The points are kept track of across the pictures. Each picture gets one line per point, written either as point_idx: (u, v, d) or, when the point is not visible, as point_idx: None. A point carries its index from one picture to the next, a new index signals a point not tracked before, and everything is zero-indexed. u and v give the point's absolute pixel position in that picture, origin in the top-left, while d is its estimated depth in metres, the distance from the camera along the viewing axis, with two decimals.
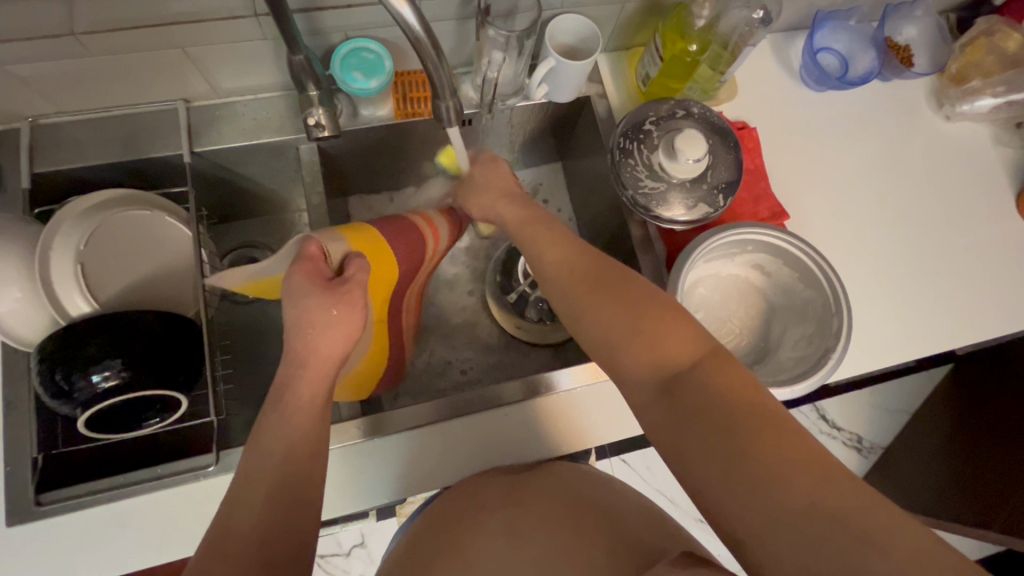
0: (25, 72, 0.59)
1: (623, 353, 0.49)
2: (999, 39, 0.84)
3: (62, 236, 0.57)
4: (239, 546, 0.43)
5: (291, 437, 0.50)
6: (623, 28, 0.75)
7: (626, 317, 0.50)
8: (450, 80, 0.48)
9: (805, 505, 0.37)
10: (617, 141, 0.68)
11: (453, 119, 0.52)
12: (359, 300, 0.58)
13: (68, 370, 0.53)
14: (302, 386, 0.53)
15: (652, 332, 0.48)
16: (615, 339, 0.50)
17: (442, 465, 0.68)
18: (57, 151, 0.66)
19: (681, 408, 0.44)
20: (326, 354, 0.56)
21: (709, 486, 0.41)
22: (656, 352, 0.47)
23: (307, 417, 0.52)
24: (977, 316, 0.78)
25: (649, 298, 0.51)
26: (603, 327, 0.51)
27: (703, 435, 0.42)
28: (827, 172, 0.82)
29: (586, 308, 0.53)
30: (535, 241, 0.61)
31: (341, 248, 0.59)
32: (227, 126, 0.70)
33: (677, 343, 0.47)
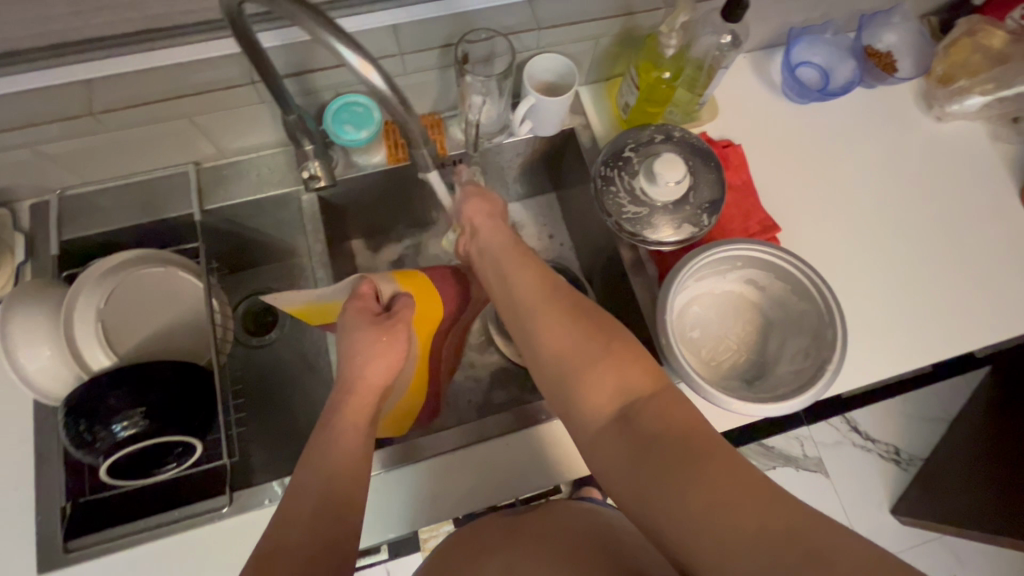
0: (53, 150, 0.66)
1: (582, 382, 0.53)
2: (983, 38, 0.82)
3: (85, 297, 0.61)
4: (283, 559, 0.45)
5: (336, 463, 0.52)
6: (599, 61, 0.78)
7: (589, 349, 0.54)
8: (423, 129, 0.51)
9: (748, 522, 0.41)
10: (598, 170, 0.70)
11: (430, 163, 0.55)
12: (403, 334, 0.63)
13: (90, 422, 0.57)
14: (344, 415, 0.57)
15: (605, 370, 0.52)
16: (577, 367, 0.54)
17: (448, 497, 0.69)
18: (81, 218, 0.71)
19: (637, 440, 0.48)
20: (366, 384, 0.60)
21: (665, 507, 0.44)
22: (616, 381, 0.52)
23: (351, 443, 0.55)
24: (991, 317, 0.76)
25: (603, 336, 0.55)
26: (563, 367, 0.55)
27: (655, 463, 0.46)
28: (819, 182, 0.82)
29: (547, 349, 0.56)
30: (506, 274, 0.64)
31: (390, 287, 0.67)
32: (234, 183, 0.76)
33: (629, 381, 0.51)
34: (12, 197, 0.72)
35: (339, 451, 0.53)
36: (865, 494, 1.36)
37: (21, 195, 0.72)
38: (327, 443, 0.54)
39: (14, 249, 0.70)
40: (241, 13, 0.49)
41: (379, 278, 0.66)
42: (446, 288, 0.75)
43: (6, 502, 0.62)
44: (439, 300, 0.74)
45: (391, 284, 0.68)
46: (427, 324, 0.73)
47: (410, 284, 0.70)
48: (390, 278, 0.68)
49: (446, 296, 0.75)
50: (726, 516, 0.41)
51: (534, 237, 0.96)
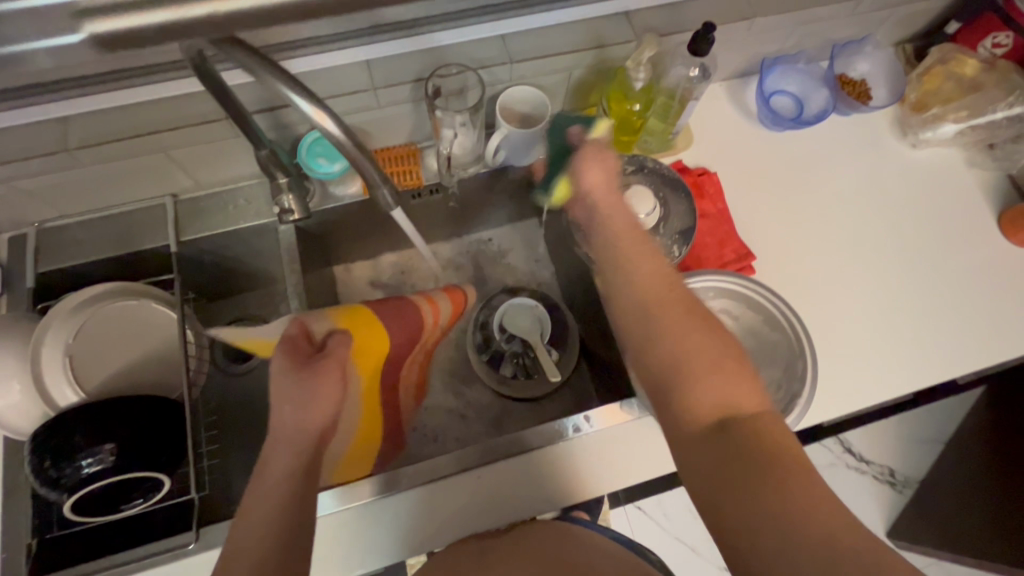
0: (29, 185, 0.66)
1: (689, 383, 0.47)
2: (955, 66, 0.83)
3: (54, 331, 0.62)
4: None
5: (265, 529, 0.46)
6: (574, 91, 0.79)
7: (701, 349, 0.48)
8: (382, 171, 0.52)
9: (831, 552, 0.37)
10: (569, 201, 0.71)
11: (392, 202, 0.57)
12: (337, 373, 0.57)
13: (57, 457, 0.57)
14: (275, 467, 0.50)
15: (721, 371, 0.47)
16: (687, 366, 0.47)
17: (420, 532, 0.68)
18: (59, 250, 0.72)
19: (741, 450, 0.43)
20: (297, 435, 0.52)
21: (754, 541, 0.39)
22: (726, 393, 0.46)
23: (283, 503, 0.48)
24: (970, 345, 0.76)
25: (718, 336, 0.49)
26: (669, 355, 0.48)
27: (752, 476, 0.41)
28: (795, 208, 0.83)
29: (650, 334, 0.50)
30: (624, 258, 0.57)
31: (325, 326, 0.64)
32: (212, 214, 0.76)
33: (739, 390, 0.46)
34: None
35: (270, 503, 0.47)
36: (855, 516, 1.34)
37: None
38: (256, 505, 0.47)
39: None
40: (204, 60, 0.49)
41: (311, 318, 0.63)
42: (392, 319, 0.73)
43: None
44: (387, 336, 0.71)
45: (326, 322, 0.65)
46: (371, 359, 0.70)
47: (352, 322, 0.68)
48: (326, 317, 0.65)
49: (395, 331, 0.72)
50: (810, 543, 0.38)
51: (515, 262, 0.96)
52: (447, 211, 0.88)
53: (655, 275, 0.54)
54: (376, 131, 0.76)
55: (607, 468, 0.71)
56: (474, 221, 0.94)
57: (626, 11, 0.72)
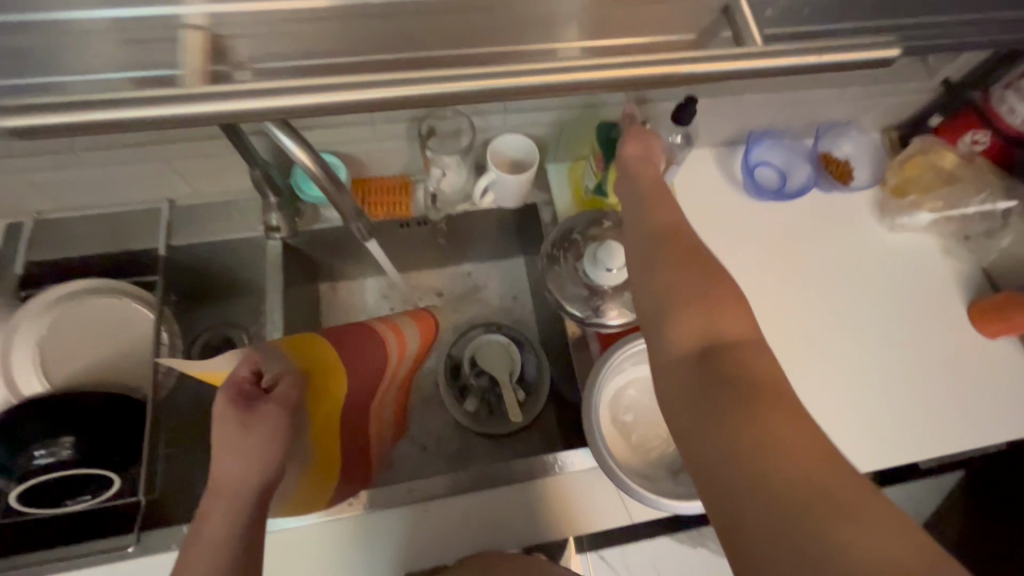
0: (33, 180, 0.69)
1: (677, 310, 0.46)
2: (936, 157, 0.86)
3: (26, 324, 0.64)
4: None
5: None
6: (564, 143, 0.83)
7: (690, 279, 0.47)
8: (355, 205, 0.57)
9: (787, 460, 0.36)
10: (546, 249, 0.73)
11: (365, 235, 0.62)
12: (279, 418, 0.55)
13: (11, 447, 0.58)
14: (215, 512, 0.48)
15: (722, 305, 0.45)
16: (678, 296, 0.47)
17: (367, 559, 0.68)
18: (53, 241, 0.74)
19: (725, 376, 0.41)
20: (239, 484, 0.50)
21: (716, 448, 0.39)
22: (713, 319, 0.45)
23: (231, 547, 0.46)
24: (923, 432, 0.77)
25: (717, 274, 0.48)
26: (667, 285, 0.48)
27: (733, 397, 0.40)
28: (769, 277, 0.85)
29: (650, 267, 0.49)
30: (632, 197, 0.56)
31: (276, 367, 0.60)
32: (203, 222, 0.79)
33: (733, 320, 0.45)
34: None
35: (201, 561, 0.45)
36: None
37: None
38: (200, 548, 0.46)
39: None
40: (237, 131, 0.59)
41: (262, 357, 0.59)
42: (359, 354, 0.69)
43: None
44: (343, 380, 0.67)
45: (277, 363, 0.61)
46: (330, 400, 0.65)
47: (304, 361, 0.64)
48: (279, 357, 0.62)
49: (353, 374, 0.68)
50: (772, 451, 0.37)
51: (497, 298, 0.98)
52: (433, 244, 0.92)
53: (665, 212, 0.53)
54: (372, 160, 0.79)
55: (557, 516, 0.71)
56: (461, 254, 0.96)
57: None
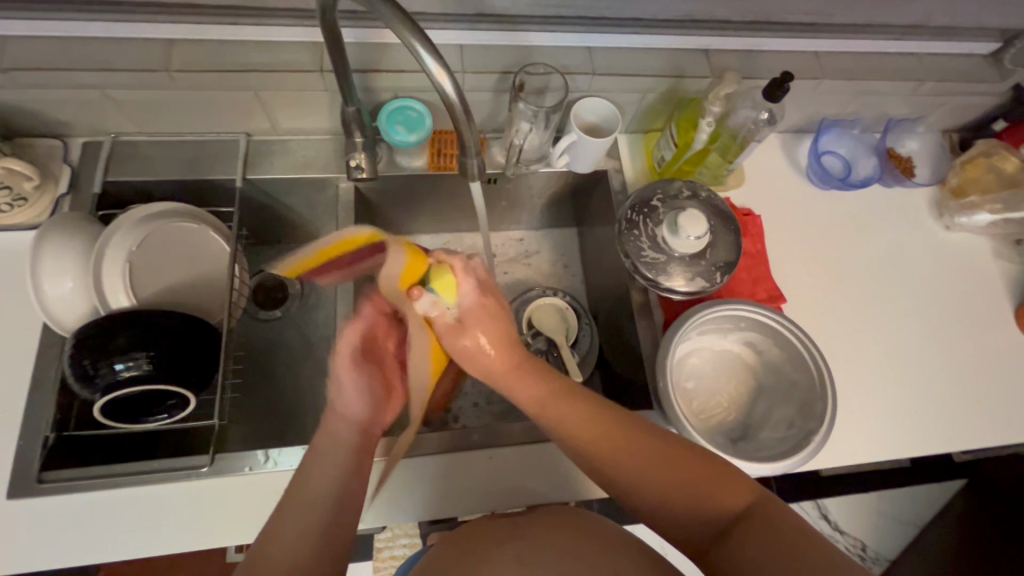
0: (122, 97, 0.69)
1: (627, 470, 0.51)
2: (999, 160, 0.88)
3: (118, 240, 0.64)
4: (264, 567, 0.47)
5: (312, 496, 0.52)
6: (642, 114, 0.83)
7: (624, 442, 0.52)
8: (477, 142, 0.56)
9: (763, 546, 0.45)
10: (625, 213, 0.74)
11: (477, 173, 0.60)
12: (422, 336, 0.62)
13: (97, 357, 0.58)
14: (334, 436, 0.57)
15: (703, 477, 0.50)
16: (623, 461, 0.52)
17: (428, 502, 0.68)
18: (130, 163, 0.74)
19: (751, 544, 0.45)
20: (351, 424, 0.59)
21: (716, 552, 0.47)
22: (657, 466, 0.51)
23: (337, 462, 0.55)
24: (970, 422, 0.78)
25: (673, 443, 0.52)
26: (640, 480, 0.51)
27: (762, 550, 0.45)
28: (830, 263, 0.86)
29: (619, 472, 0.52)
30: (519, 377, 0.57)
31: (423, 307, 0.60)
32: (279, 159, 0.79)
33: (725, 487, 0.49)
34: (68, 131, 0.75)
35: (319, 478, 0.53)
36: None
37: (75, 132, 0.75)
38: (323, 457, 0.55)
39: (59, 181, 0.73)
40: (331, 9, 0.53)
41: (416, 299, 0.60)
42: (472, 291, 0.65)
43: None
44: None
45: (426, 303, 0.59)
46: None
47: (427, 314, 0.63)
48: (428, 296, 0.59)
49: None
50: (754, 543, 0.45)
51: (548, 266, 0.98)
52: (495, 207, 0.91)
53: (587, 414, 0.54)
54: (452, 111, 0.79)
55: None
56: (518, 219, 0.96)
57: (705, 50, 0.78)
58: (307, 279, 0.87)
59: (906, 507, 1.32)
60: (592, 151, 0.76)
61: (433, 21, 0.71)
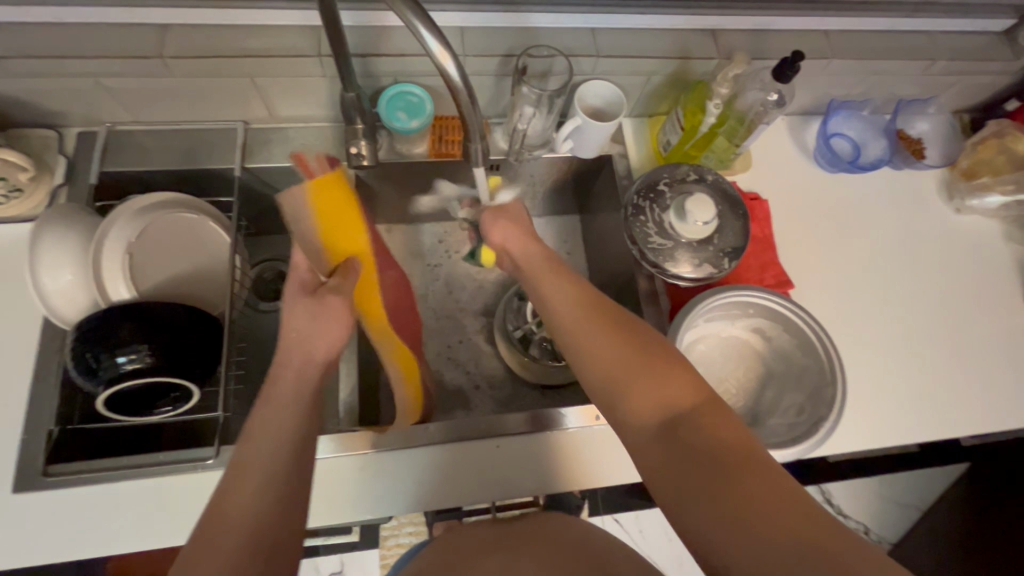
0: (115, 85, 0.67)
1: (621, 379, 0.49)
2: (1010, 141, 0.87)
3: (117, 229, 0.63)
4: (225, 534, 0.41)
5: (271, 451, 0.46)
6: (647, 98, 0.82)
7: (627, 348, 0.51)
8: (482, 127, 0.55)
9: (744, 497, 0.40)
10: (631, 198, 0.73)
11: (480, 159, 0.58)
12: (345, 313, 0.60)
13: (100, 349, 0.57)
14: (283, 402, 0.50)
15: (658, 373, 0.48)
16: (618, 368, 0.50)
17: (434, 491, 0.68)
18: (126, 153, 0.73)
19: (685, 446, 0.44)
20: (311, 361, 0.54)
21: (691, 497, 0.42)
22: (656, 385, 0.48)
23: (296, 413, 0.49)
24: (979, 407, 0.78)
25: (643, 341, 0.51)
26: (595, 364, 0.51)
27: (696, 455, 0.43)
28: (838, 247, 0.85)
29: (579, 347, 0.53)
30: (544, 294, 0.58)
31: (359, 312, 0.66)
32: (278, 147, 0.77)
33: (683, 397, 0.47)
34: (62, 121, 0.73)
35: (272, 427, 0.47)
36: None
37: (69, 121, 0.74)
38: (275, 420, 0.48)
39: (55, 171, 0.71)
40: None
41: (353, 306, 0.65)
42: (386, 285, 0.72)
43: None
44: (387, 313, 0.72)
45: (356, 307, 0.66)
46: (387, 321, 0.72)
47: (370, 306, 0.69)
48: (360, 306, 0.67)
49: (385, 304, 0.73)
50: (748, 500, 0.40)
51: (552, 252, 0.97)
52: (497, 195, 0.90)
53: (586, 309, 0.55)
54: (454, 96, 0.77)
55: (624, 463, 0.71)
56: None
57: (713, 30, 0.76)
58: None
59: (908, 490, 1.33)
60: (597, 135, 0.74)
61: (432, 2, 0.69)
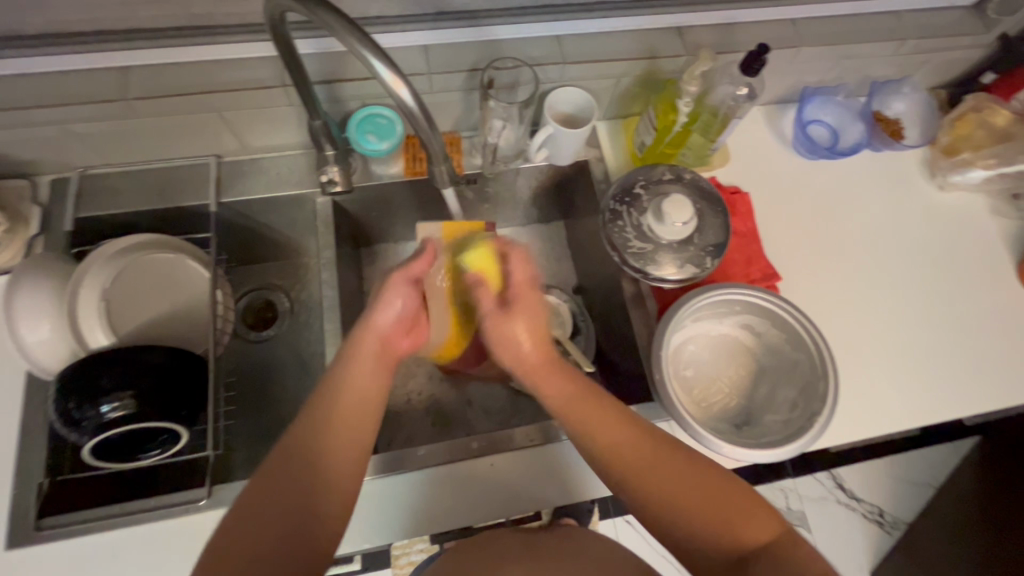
0: (83, 131, 0.67)
1: (682, 509, 0.51)
2: (988, 115, 0.86)
3: (92, 275, 0.63)
4: (269, 522, 0.46)
5: (341, 464, 0.50)
6: (620, 100, 0.81)
7: (691, 481, 0.52)
8: (443, 149, 0.54)
9: None
10: (607, 203, 0.72)
11: (447, 180, 0.58)
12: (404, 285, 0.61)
13: (82, 400, 0.57)
14: (355, 412, 0.53)
15: (721, 514, 0.50)
16: (683, 498, 0.51)
17: (433, 514, 0.67)
18: (100, 197, 0.72)
19: None
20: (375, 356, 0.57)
21: None
22: (727, 520, 0.50)
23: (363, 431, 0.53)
24: (979, 385, 0.77)
25: (711, 474, 0.52)
26: (648, 497, 0.52)
27: None
28: (825, 236, 0.84)
29: (632, 474, 0.53)
30: (573, 413, 0.56)
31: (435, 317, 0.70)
32: (252, 179, 0.77)
33: (756, 528, 0.50)
34: (35, 170, 0.73)
35: (346, 431, 0.51)
36: (851, 559, 1.24)
37: (42, 170, 0.73)
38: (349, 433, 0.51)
39: (30, 221, 0.71)
40: (281, 22, 0.51)
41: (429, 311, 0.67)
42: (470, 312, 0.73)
43: None
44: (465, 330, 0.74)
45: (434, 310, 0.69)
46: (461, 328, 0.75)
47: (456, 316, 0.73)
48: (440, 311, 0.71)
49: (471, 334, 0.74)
50: None
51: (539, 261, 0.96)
52: (477, 208, 0.90)
53: (628, 433, 0.55)
54: None
55: None
56: (504, 217, 0.94)
57: (678, 28, 0.76)
58: (294, 298, 0.87)
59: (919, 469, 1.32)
60: (571, 141, 0.74)
61: (393, 24, 0.69)
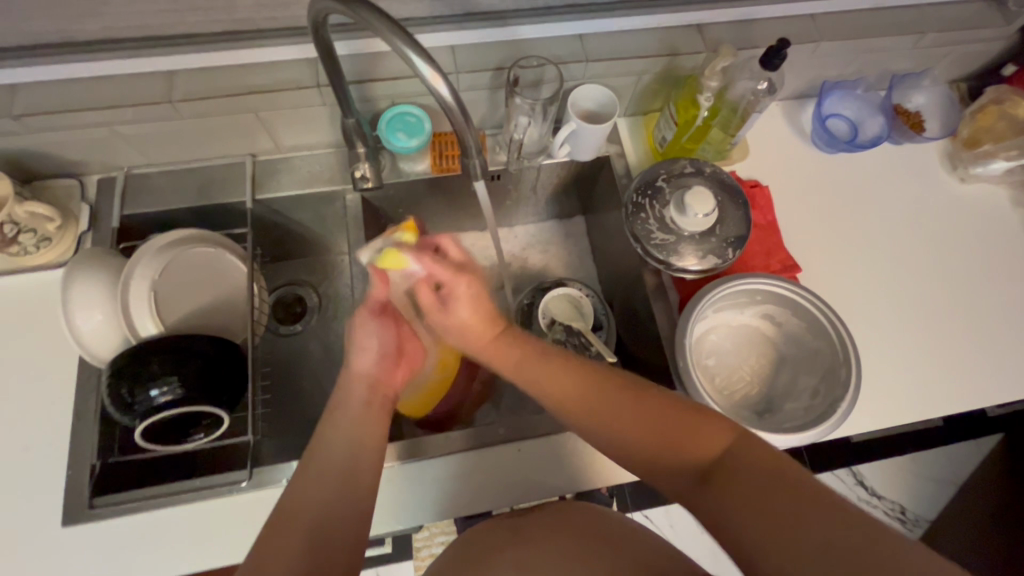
0: (130, 132, 0.71)
1: (647, 442, 0.52)
2: (1010, 106, 0.86)
3: (142, 267, 0.66)
4: (297, 522, 0.49)
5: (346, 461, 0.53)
6: (640, 96, 0.83)
7: (645, 415, 0.53)
8: (477, 143, 0.57)
9: (789, 516, 0.42)
10: (630, 197, 0.74)
11: (480, 173, 0.61)
12: (371, 321, 0.64)
13: (133, 385, 0.60)
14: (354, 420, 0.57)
15: (679, 436, 0.51)
16: (644, 433, 0.52)
17: (460, 498, 0.69)
18: (144, 196, 0.76)
19: (727, 501, 0.46)
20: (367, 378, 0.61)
21: (739, 528, 0.44)
22: (684, 440, 0.50)
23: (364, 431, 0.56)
24: (1002, 375, 0.77)
25: (665, 403, 0.53)
26: (615, 439, 0.54)
27: (738, 500, 0.45)
28: (844, 228, 0.85)
29: (597, 425, 0.55)
30: (536, 384, 0.59)
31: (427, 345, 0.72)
32: (286, 176, 0.80)
33: (710, 438, 0.50)
34: (83, 170, 0.77)
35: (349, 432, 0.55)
36: None
37: (89, 170, 0.77)
38: (348, 437, 0.55)
39: (79, 218, 0.75)
40: (323, 24, 0.53)
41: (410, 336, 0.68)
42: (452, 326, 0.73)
43: (36, 456, 0.65)
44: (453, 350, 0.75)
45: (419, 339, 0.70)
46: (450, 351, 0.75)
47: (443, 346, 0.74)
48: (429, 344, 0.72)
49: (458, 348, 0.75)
50: (798, 523, 0.42)
51: (560, 256, 0.98)
52: (500, 204, 0.92)
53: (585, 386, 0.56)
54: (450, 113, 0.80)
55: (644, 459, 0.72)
56: (526, 213, 0.96)
57: (697, 25, 0.77)
58: (324, 293, 0.90)
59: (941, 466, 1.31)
60: (593, 137, 0.76)
61: (421, 25, 0.72)
